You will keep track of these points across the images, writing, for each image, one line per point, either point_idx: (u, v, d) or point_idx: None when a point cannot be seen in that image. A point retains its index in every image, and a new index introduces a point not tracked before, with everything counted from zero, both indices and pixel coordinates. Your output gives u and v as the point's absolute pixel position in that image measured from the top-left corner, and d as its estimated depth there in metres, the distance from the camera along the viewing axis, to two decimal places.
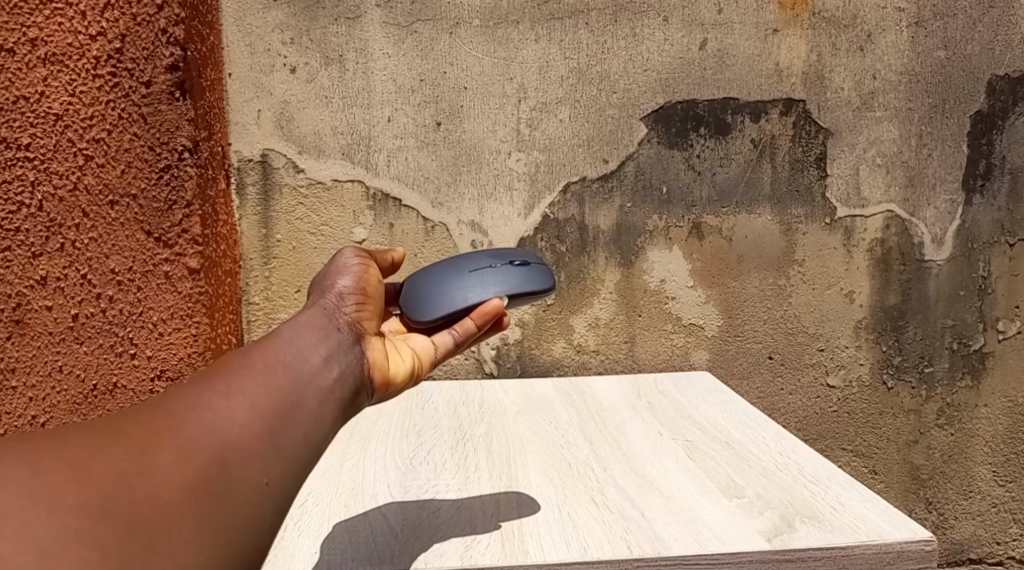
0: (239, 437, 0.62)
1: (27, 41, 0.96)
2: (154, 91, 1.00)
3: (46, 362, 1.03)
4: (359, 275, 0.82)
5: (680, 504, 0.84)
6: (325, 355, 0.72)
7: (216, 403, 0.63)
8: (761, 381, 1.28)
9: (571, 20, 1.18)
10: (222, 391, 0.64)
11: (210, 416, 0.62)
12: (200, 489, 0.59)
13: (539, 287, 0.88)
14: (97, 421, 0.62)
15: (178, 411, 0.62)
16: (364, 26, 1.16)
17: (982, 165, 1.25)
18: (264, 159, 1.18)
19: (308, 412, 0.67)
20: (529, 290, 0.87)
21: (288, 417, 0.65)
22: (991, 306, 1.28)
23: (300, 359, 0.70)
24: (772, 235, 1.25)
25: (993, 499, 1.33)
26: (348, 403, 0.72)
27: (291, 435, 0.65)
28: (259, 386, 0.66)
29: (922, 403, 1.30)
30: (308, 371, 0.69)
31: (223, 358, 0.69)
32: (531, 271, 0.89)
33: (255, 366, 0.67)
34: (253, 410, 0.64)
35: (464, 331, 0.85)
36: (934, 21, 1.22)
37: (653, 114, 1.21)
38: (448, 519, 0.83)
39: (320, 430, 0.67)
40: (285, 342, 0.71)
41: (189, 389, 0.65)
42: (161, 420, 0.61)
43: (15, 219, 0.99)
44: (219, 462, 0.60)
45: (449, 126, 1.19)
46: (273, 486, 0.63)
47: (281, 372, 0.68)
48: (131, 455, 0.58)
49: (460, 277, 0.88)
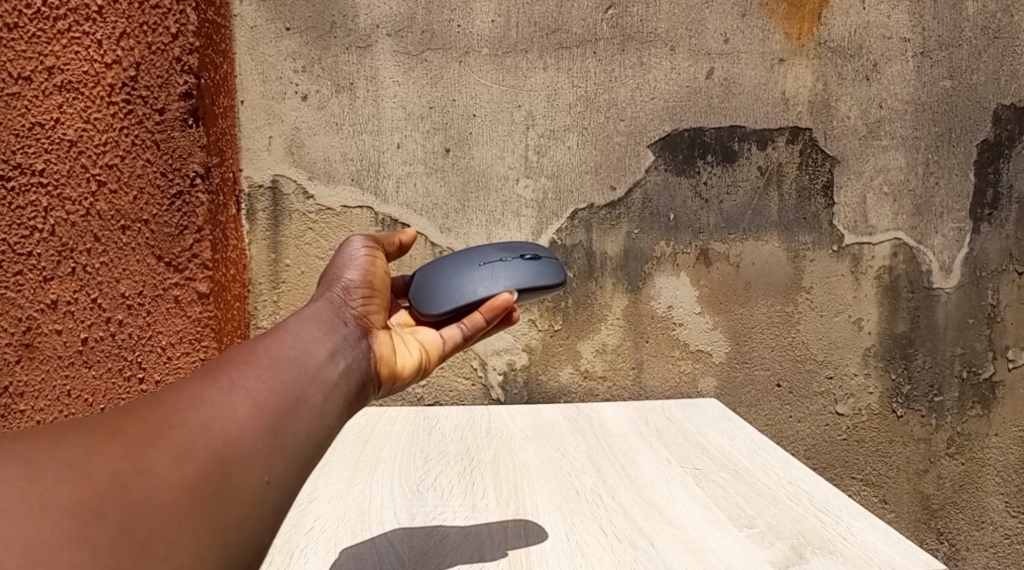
0: (241, 433, 0.62)
1: (44, 70, 0.98)
2: (167, 118, 1.02)
3: (54, 387, 1.05)
4: (366, 269, 0.82)
5: (689, 534, 0.84)
6: (330, 351, 0.72)
7: (218, 399, 0.63)
8: (770, 408, 1.27)
9: (578, 49, 1.20)
10: (225, 387, 0.64)
11: (212, 413, 0.62)
12: (198, 489, 0.58)
13: (550, 282, 0.88)
14: (98, 417, 0.62)
15: (180, 407, 0.62)
16: (375, 54, 1.18)
17: (989, 194, 1.25)
18: (274, 184, 1.19)
19: (311, 408, 0.67)
20: (537, 286, 0.87)
21: (291, 412, 0.65)
22: (1000, 334, 1.28)
23: (304, 355, 0.70)
24: (780, 263, 1.25)
25: (1006, 531, 1.31)
26: (352, 399, 0.72)
27: (295, 430, 0.65)
28: (261, 382, 0.66)
29: (932, 431, 1.29)
30: (312, 367, 0.69)
31: (228, 353, 0.69)
32: (540, 266, 0.89)
33: (259, 362, 0.67)
34: (256, 406, 0.64)
35: (473, 324, 0.86)
36: (940, 51, 1.23)
37: (660, 142, 1.22)
38: (455, 548, 0.82)
39: (323, 426, 0.67)
40: (289, 337, 0.71)
41: (193, 384, 0.64)
42: (162, 417, 0.61)
43: (27, 243, 1.00)
44: (219, 459, 0.60)
45: (457, 153, 1.20)
46: (274, 484, 0.62)
47: (286, 366, 0.68)
48: (130, 454, 0.58)
49: (470, 270, 0.88)
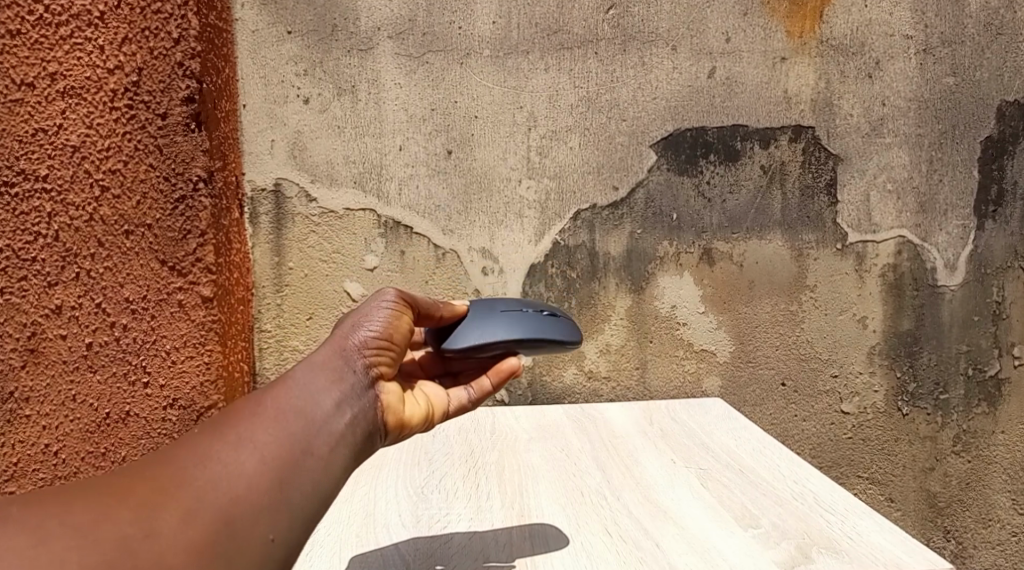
0: (247, 491, 0.62)
1: (47, 76, 0.99)
2: (170, 122, 1.03)
3: (59, 392, 1.05)
4: (388, 320, 0.79)
5: (695, 534, 0.84)
6: (339, 401, 0.71)
7: (225, 456, 0.63)
8: (775, 407, 1.27)
9: (580, 50, 1.20)
10: (232, 443, 0.64)
11: (219, 469, 0.62)
12: (206, 549, 0.58)
13: (565, 338, 0.90)
14: (107, 476, 0.62)
15: (187, 465, 0.62)
16: (377, 57, 1.18)
17: (993, 190, 1.25)
18: (277, 188, 1.19)
19: (318, 462, 0.67)
20: (550, 341, 0.89)
21: (297, 466, 0.65)
22: (1005, 331, 1.27)
23: (312, 406, 0.69)
24: (783, 261, 1.25)
25: (1013, 528, 1.31)
26: (360, 449, 0.71)
27: (301, 485, 0.65)
28: (268, 435, 0.66)
29: (938, 429, 1.28)
30: (319, 419, 0.69)
31: (235, 405, 0.69)
32: (557, 325, 0.91)
33: (265, 416, 0.67)
34: (262, 463, 0.64)
35: (480, 389, 0.88)
36: (943, 48, 1.23)
37: (662, 142, 1.22)
38: (461, 551, 0.82)
39: (330, 479, 0.67)
40: (298, 386, 0.70)
41: (200, 441, 0.65)
42: (170, 476, 0.61)
43: (31, 249, 1.01)
44: (225, 519, 0.60)
45: (460, 154, 1.20)
46: (279, 541, 0.62)
47: (291, 420, 0.67)
48: (137, 517, 0.58)
49: (490, 315, 0.89)
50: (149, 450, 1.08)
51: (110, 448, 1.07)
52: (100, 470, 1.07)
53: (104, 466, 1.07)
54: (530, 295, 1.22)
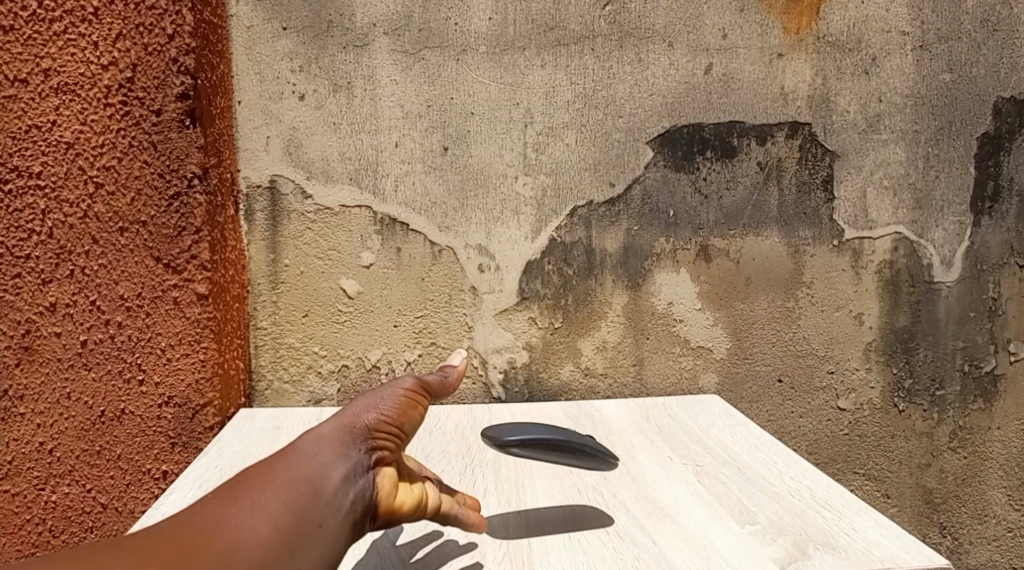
0: (260, 559, 0.63)
1: (41, 72, 1.00)
2: (164, 118, 1.02)
3: (54, 389, 1.05)
4: (400, 401, 0.77)
5: (692, 530, 0.83)
6: (347, 473, 0.71)
7: (239, 523, 0.64)
8: (772, 404, 1.27)
9: (576, 46, 1.19)
10: (246, 509, 0.65)
11: (234, 537, 0.63)
12: None
13: (590, 529, 0.84)
14: (122, 542, 0.63)
15: (202, 532, 0.63)
16: (373, 54, 1.17)
17: (990, 186, 1.25)
18: (273, 185, 1.18)
19: (327, 532, 0.68)
20: (572, 527, 0.85)
21: (307, 538, 0.66)
22: (1001, 327, 1.27)
23: (323, 475, 0.70)
24: (780, 258, 1.25)
25: (1009, 524, 1.31)
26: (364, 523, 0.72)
27: (310, 555, 0.66)
28: (280, 503, 0.67)
29: (935, 425, 1.28)
30: (330, 489, 0.70)
31: (244, 471, 0.70)
32: (588, 511, 0.87)
33: (277, 484, 0.68)
34: (275, 531, 0.65)
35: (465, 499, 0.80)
36: (939, 44, 1.23)
37: (659, 138, 1.21)
38: (458, 547, 0.81)
39: (337, 550, 0.68)
40: (307, 455, 0.71)
41: (213, 506, 0.65)
42: (186, 543, 0.62)
43: (25, 247, 1.02)
44: None
45: (456, 151, 1.19)
46: None
47: (302, 488, 0.68)
48: None
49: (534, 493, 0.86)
50: (144, 449, 1.07)
51: (104, 446, 1.06)
52: (94, 469, 1.07)
53: (98, 465, 1.07)
54: (526, 291, 1.22)
